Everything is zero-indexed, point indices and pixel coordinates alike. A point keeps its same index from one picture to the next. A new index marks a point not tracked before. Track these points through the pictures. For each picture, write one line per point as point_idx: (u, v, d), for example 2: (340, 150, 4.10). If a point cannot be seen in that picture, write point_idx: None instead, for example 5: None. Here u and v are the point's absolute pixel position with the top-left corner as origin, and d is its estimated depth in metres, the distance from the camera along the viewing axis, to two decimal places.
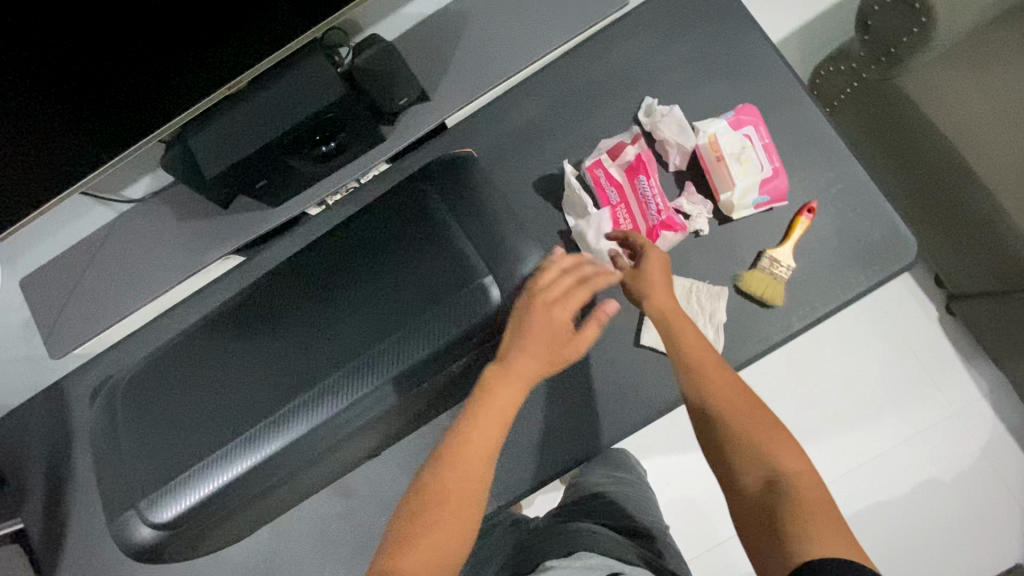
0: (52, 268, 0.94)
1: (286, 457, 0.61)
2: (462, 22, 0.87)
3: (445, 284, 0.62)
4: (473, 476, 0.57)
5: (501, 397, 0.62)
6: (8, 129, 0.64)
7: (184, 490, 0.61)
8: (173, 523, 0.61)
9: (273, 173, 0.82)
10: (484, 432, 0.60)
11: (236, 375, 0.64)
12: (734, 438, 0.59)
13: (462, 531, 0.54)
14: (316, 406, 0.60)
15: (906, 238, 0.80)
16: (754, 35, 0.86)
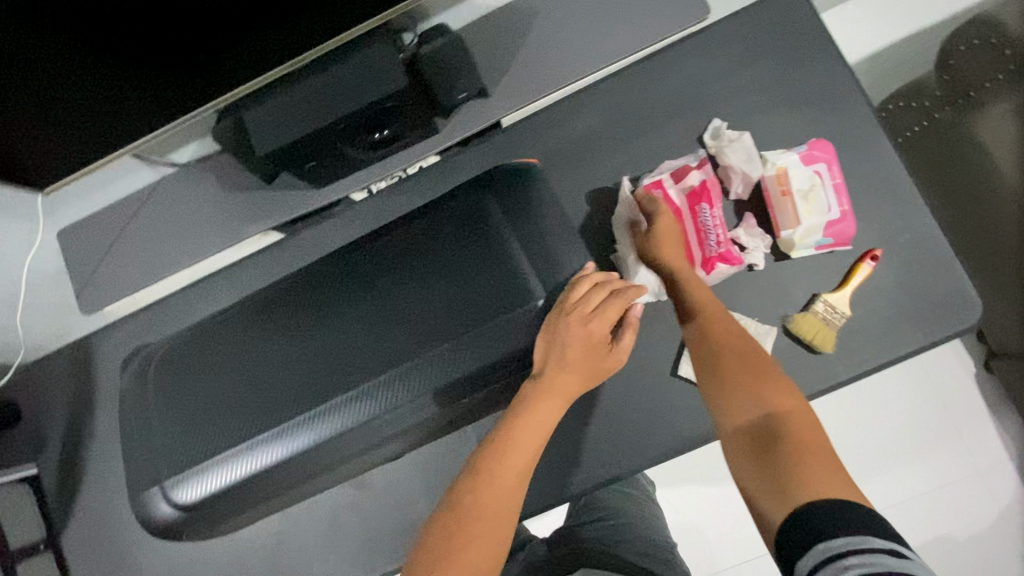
0: (92, 223, 0.94)
1: (315, 452, 0.61)
2: (530, 20, 0.83)
3: (497, 301, 0.61)
4: (506, 491, 0.55)
5: (539, 415, 0.58)
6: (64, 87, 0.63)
7: (211, 473, 0.61)
8: (196, 504, 0.62)
9: (322, 155, 0.80)
10: (521, 447, 0.57)
11: (274, 366, 0.63)
12: (732, 390, 0.59)
13: (495, 549, 0.52)
14: (353, 408, 0.60)
15: (971, 299, 0.76)
16: (837, 66, 0.81)
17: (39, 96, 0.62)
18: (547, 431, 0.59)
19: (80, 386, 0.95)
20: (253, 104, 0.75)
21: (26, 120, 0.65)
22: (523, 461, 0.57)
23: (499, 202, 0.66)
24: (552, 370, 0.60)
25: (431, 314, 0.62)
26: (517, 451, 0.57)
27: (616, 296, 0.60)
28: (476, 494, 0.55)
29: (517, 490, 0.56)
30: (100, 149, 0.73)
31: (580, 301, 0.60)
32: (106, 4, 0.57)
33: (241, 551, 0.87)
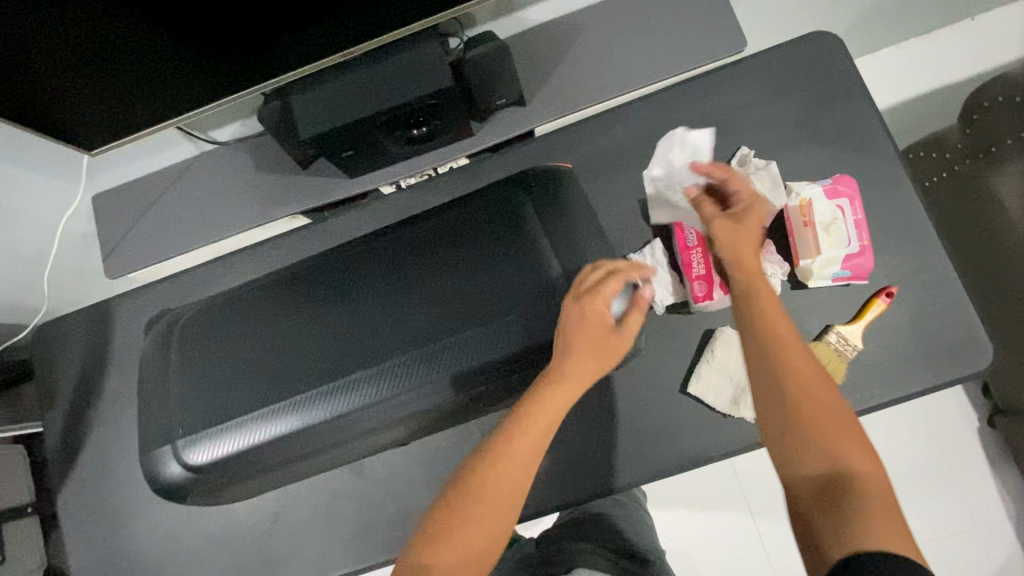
0: (128, 191, 0.96)
1: (330, 426, 0.63)
2: (573, 37, 0.87)
3: (524, 293, 0.64)
4: (510, 479, 0.55)
5: (551, 403, 0.58)
6: (130, 60, 0.65)
7: (225, 437, 0.62)
8: (206, 467, 0.63)
9: (362, 146, 0.82)
10: (528, 435, 0.57)
11: (299, 337, 0.65)
12: (803, 434, 0.54)
13: (492, 533, 0.53)
14: (375, 385, 0.62)
15: (983, 345, 0.77)
16: (866, 108, 0.84)
17: (106, 67, 0.65)
18: (559, 416, 0.58)
19: (94, 347, 0.96)
20: (302, 89, 0.77)
21: (89, 86, 0.67)
22: (533, 448, 0.56)
23: (533, 202, 0.68)
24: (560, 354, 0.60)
25: (457, 304, 0.64)
26: (527, 438, 0.56)
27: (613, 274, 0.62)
28: (481, 476, 0.55)
29: (525, 476, 0.55)
30: (154, 119, 0.76)
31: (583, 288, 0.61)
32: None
33: (236, 526, 0.87)
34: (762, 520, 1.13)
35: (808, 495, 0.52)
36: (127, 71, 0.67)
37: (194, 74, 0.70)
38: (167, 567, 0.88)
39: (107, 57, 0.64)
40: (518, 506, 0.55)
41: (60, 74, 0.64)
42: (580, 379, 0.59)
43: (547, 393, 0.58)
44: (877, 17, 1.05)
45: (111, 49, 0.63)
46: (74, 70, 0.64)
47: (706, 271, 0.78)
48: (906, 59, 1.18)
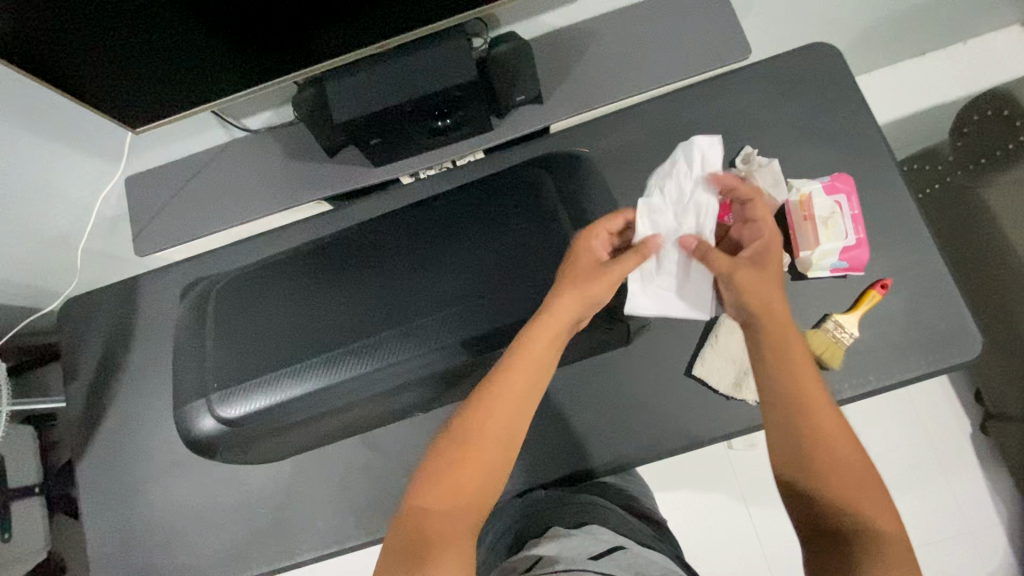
0: (160, 173, 1.00)
1: (357, 382, 0.67)
2: (589, 41, 0.93)
3: (540, 263, 0.70)
4: (496, 431, 0.61)
5: (532, 357, 0.62)
6: (184, 48, 0.70)
7: (255, 393, 0.66)
8: (240, 420, 0.67)
9: (389, 134, 0.87)
10: (511, 387, 0.62)
11: (330, 301, 0.70)
12: (819, 473, 0.58)
13: (478, 479, 0.60)
14: (400, 344, 0.68)
15: (973, 335, 0.81)
16: (862, 115, 0.90)
17: (154, 48, 0.69)
18: (543, 367, 0.63)
19: (119, 322, 0.99)
20: (337, 77, 0.83)
21: (141, 68, 0.72)
22: (518, 399, 0.62)
23: (554, 180, 0.75)
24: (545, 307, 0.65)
25: (484, 270, 0.70)
26: (509, 392, 0.62)
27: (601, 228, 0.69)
28: (470, 428, 0.61)
29: (512, 425, 0.61)
30: (196, 101, 0.81)
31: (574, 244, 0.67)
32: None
33: (250, 496, 0.90)
34: (754, 504, 1.20)
35: (818, 527, 0.58)
36: (179, 56, 0.71)
37: (240, 63, 0.75)
38: (180, 536, 0.90)
39: (155, 38, 0.67)
40: (502, 452, 0.61)
41: (110, 52, 0.67)
42: (558, 326, 0.64)
43: (526, 351, 0.62)
44: (874, 35, 1.11)
45: (169, 37, 0.68)
46: (122, 49, 0.68)
47: None
48: (901, 77, 1.25)
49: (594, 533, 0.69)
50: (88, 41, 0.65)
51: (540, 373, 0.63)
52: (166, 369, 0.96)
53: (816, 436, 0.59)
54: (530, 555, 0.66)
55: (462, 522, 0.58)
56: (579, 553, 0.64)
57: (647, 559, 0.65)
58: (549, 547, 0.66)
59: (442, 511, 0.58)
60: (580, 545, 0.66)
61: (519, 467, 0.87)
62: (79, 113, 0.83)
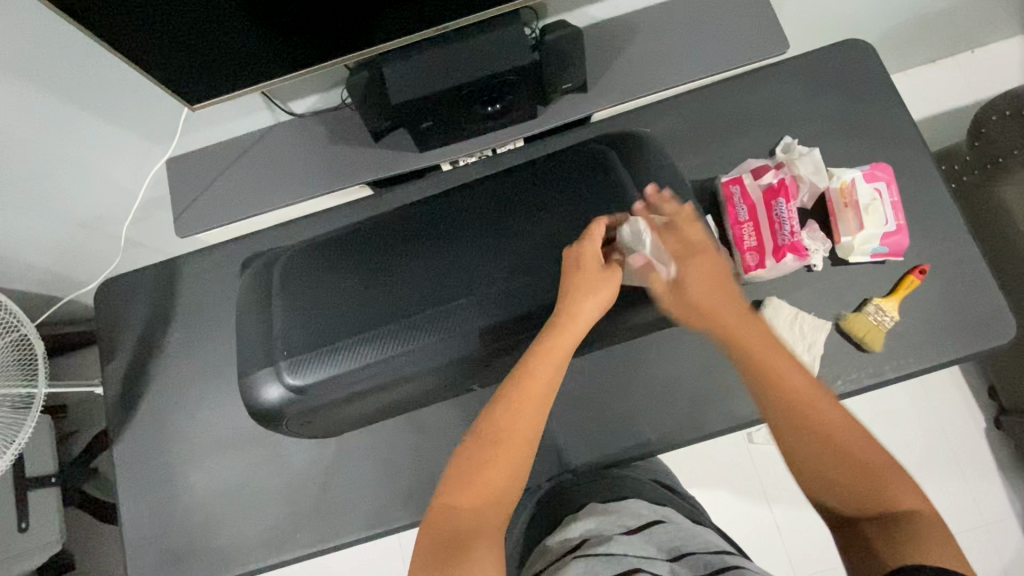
0: (200, 155, 0.99)
1: (419, 353, 0.70)
2: (633, 31, 0.94)
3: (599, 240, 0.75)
4: (523, 422, 0.61)
5: (558, 350, 0.65)
6: (250, 25, 0.71)
7: (325, 363, 0.69)
8: (307, 387, 0.70)
9: (440, 117, 0.89)
10: (544, 376, 0.63)
11: (394, 271, 0.73)
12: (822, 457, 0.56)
13: (512, 472, 0.59)
14: (462, 316, 0.71)
15: (1007, 319, 0.84)
16: (896, 109, 0.93)
17: (220, 14, 0.68)
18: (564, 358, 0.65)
19: (158, 305, 0.99)
20: (392, 60, 0.83)
21: (203, 38, 0.71)
22: (540, 393, 0.62)
23: (618, 156, 0.80)
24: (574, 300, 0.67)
25: (518, 250, 0.74)
26: (536, 385, 0.62)
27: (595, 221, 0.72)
28: (499, 423, 0.61)
29: (538, 417, 0.62)
30: (251, 78, 0.80)
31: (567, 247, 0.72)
32: None
33: (291, 480, 0.89)
34: (777, 503, 1.20)
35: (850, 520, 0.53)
36: (243, 34, 0.72)
37: (300, 44, 0.76)
38: (218, 519, 0.89)
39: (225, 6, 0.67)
40: (531, 443, 0.61)
41: (174, 16, 0.66)
42: (583, 323, 0.66)
43: (554, 346, 0.65)
44: (897, 38, 1.14)
45: (236, 13, 0.68)
46: (188, 14, 0.66)
47: (757, 243, 0.84)
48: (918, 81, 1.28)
49: (632, 508, 0.69)
50: (156, 5, 0.64)
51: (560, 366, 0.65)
52: (206, 352, 0.95)
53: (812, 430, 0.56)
54: (569, 529, 0.66)
55: (494, 521, 0.57)
56: (618, 526, 0.64)
57: (689, 534, 0.62)
58: (585, 522, 0.66)
59: (475, 510, 0.57)
60: (618, 519, 0.66)
61: (565, 450, 0.88)
62: (130, 94, 0.83)
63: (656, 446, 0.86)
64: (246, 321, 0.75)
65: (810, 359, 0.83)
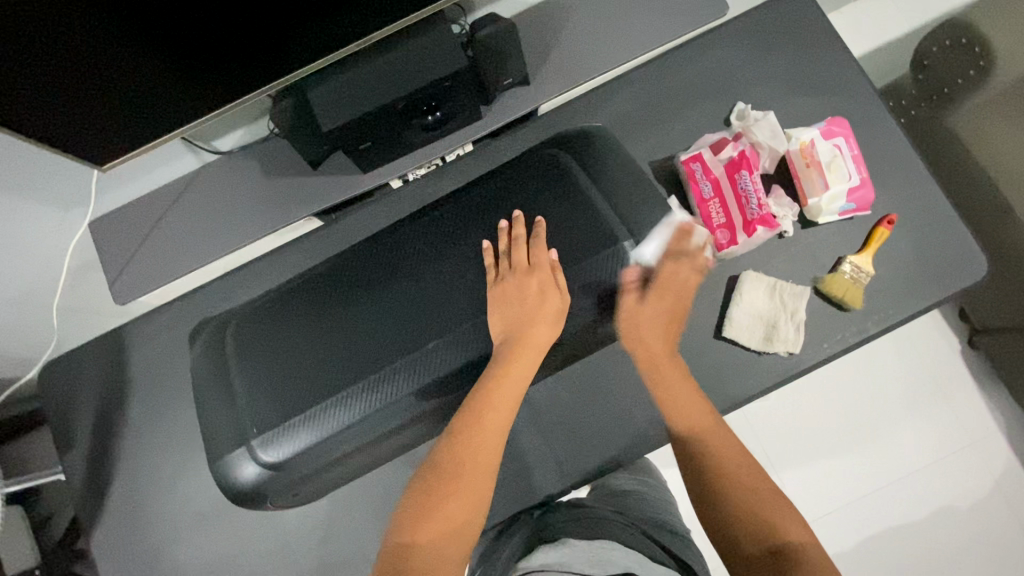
0: (125, 214, 0.91)
1: (400, 404, 0.66)
2: (567, 12, 0.89)
3: (573, 249, 0.70)
4: (483, 452, 0.61)
5: (512, 377, 0.64)
6: (146, 74, 0.64)
7: (299, 434, 0.65)
8: (284, 461, 0.66)
9: (379, 136, 0.83)
10: (497, 407, 0.63)
11: (356, 320, 0.68)
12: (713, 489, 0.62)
13: (473, 504, 0.58)
14: (439, 356, 0.66)
15: (977, 255, 0.84)
16: (843, 58, 0.91)
17: (114, 63, 0.60)
18: (522, 388, 0.65)
19: (110, 382, 0.91)
20: (317, 82, 0.77)
21: (92, 98, 0.63)
22: (497, 424, 0.62)
23: (575, 156, 0.76)
24: (517, 330, 0.66)
25: (484, 275, 0.70)
26: (492, 417, 0.62)
27: (536, 244, 0.70)
28: (455, 454, 0.60)
29: (496, 450, 0.62)
30: (162, 128, 0.72)
31: (486, 272, 0.70)
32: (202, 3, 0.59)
33: (286, 544, 0.84)
34: (779, 465, 1.22)
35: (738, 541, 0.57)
36: (139, 85, 0.64)
37: (210, 84, 0.69)
38: None
39: (110, 58, 0.59)
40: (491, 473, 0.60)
41: (62, 74, 0.58)
42: (531, 351, 0.65)
43: (505, 374, 0.64)
44: None
45: (125, 65, 0.61)
46: (75, 69, 0.58)
47: (725, 219, 0.81)
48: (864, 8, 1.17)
49: (606, 546, 0.61)
50: (37, 67, 0.56)
51: (516, 398, 0.64)
52: (171, 424, 0.89)
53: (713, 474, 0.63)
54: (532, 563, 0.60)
55: (452, 554, 0.54)
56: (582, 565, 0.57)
57: None
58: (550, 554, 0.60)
59: (430, 543, 0.54)
60: (587, 562, 0.57)
61: (566, 460, 0.85)
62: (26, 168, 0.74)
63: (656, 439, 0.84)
64: (208, 395, 0.71)
65: (794, 327, 0.82)
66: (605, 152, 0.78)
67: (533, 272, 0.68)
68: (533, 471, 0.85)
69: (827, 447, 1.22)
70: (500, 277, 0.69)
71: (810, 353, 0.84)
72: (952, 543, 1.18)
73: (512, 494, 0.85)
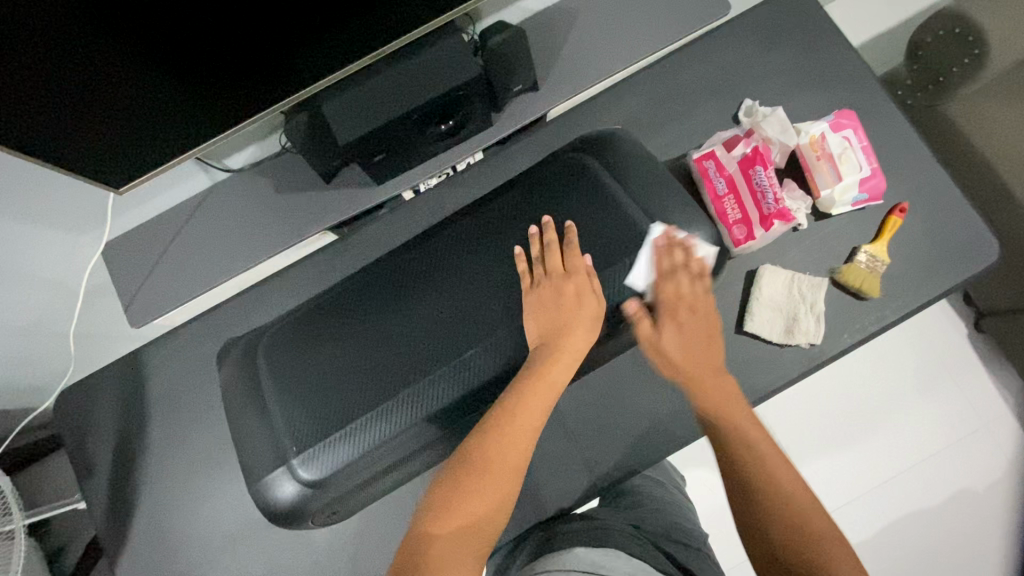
0: (138, 238, 0.90)
1: (437, 416, 0.66)
2: (573, 16, 0.89)
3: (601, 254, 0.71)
4: (514, 450, 0.61)
5: (547, 380, 0.64)
6: (163, 93, 0.63)
7: (338, 450, 0.64)
8: (323, 479, 0.65)
9: (394, 147, 0.83)
10: (531, 407, 0.63)
11: (389, 332, 0.68)
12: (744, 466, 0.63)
13: (498, 501, 0.58)
14: (474, 366, 0.66)
15: (986, 239, 0.86)
16: (845, 50, 0.92)
17: (130, 82, 0.60)
18: (558, 390, 0.65)
19: (129, 407, 0.90)
20: (332, 96, 0.77)
21: (109, 120, 0.63)
22: (529, 424, 0.62)
23: (595, 159, 0.77)
24: (552, 334, 0.66)
25: (517, 280, 0.70)
26: (524, 416, 0.62)
27: (569, 247, 0.70)
28: (483, 453, 0.60)
29: (525, 448, 0.62)
30: (177, 148, 0.72)
31: (519, 277, 0.70)
32: (219, 21, 0.59)
33: (315, 563, 0.83)
34: (799, 457, 1.23)
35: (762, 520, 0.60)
36: (157, 104, 0.64)
37: (227, 101, 0.69)
38: None
39: (128, 77, 0.59)
40: (519, 471, 0.60)
41: (74, 92, 0.57)
42: (566, 356, 0.65)
43: (541, 378, 0.64)
44: None
45: (142, 84, 0.61)
46: (87, 86, 0.57)
47: (742, 214, 0.82)
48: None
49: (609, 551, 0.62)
50: (48, 85, 0.55)
51: (549, 400, 0.64)
52: (193, 447, 0.88)
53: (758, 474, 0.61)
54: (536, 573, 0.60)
55: (471, 550, 0.55)
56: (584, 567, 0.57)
57: None
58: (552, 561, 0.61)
59: (451, 537, 0.55)
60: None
61: (594, 462, 0.85)
62: (39, 194, 0.73)
63: (682, 438, 0.85)
64: (240, 415, 0.70)
65: (814, 319, 0.83)
66: (624, 154, 0.78)
67: (568, 276, 0.68)
68: (562, 476, 0.85)
69: (844, 436, 1.23)
70: (534, 282, 0.69)
71: (830, 344, 0.84)
72: (970, 526, 1.19)
73: (542, 499, 0.85)
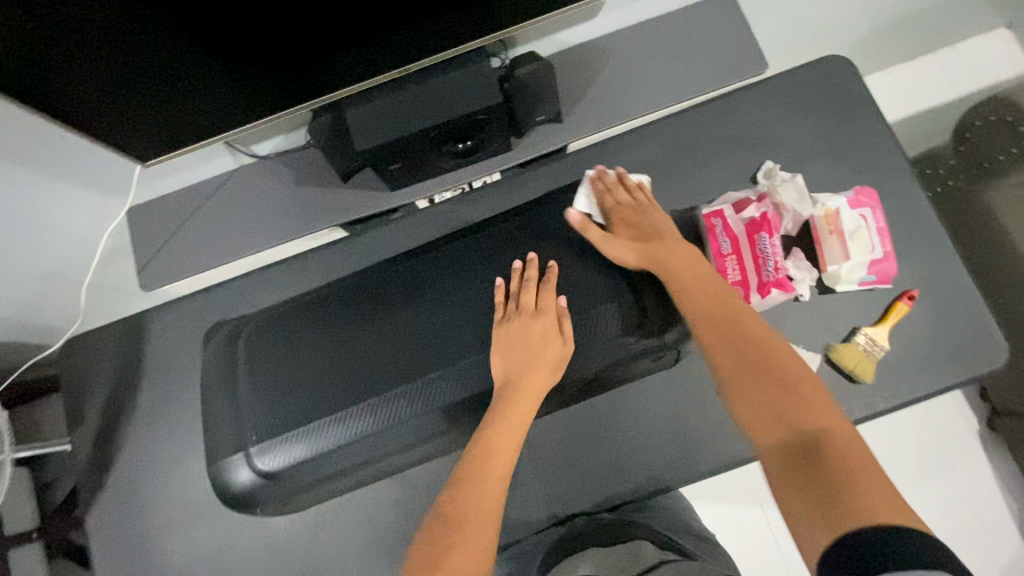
0: (160, 207, 0.95)
1: (392, 431, 0.68)
2: (606, 55, 0.90)
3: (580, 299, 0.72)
4: (484, 501, 0.60)
5: (512, 422, 0.65)
6: (197, 83, 0.67)
7: (293, 448, 0.67)
8: (277, 471, 0.68)
9: (410, 159, 0.85)
10: (499, 454, 0.64)
11: (365, 339, 0.71)
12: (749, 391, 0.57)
13: (485, 549, 0.56)
14: (436, 389, 0.69)
15: (997, 341, 0.82)
16: (878, 127, 0.90)
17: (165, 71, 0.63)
18: (522, 433, 0.66)
19: (127, 364, 0.95)
20: (354, 103, 0.79)
21: (141, 102, 0.67)
22: (499, 471, 0.63)
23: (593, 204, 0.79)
24: (517, 375, 0.67)
25: (492, 311, 0.72)
26: (496, 465, 0.63)
27: (546, 287, 0.72)
28: (459, 504, 0.60)
29: (499, 497, 0.62)
30: (204, 132, 0.75)
31: (494, 310, 0.72)
32: (254, 27, 0.62)
33: (270, 546, 0.86)
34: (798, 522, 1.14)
35: (780, 460, 0.51)
36: (189, 92, 0.68)
37: (258, 97, 0.72)
38: None
39: (163, 66, 0.63)
40: (497, 520, 0.60)
41: (102, 70, 0.60)
42: (528, 400, 0.66)
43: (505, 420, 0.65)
44: (868, 45, 1.08)
45: (175, 73, 0.64)
46: (122, 69, 0.61)
47: (741, 277, 0.81)
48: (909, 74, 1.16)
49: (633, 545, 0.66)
50: (82, 63, 0.58)
51: (515, 442, 0.65)
52: (178, 412, 0.92)
53: (812, 446, 0.50)
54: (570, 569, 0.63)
55: None
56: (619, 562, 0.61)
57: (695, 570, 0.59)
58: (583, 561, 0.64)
59: None
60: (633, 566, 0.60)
61: (555, 497, 0.86)
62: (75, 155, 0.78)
63: (647, 489, 0.84)
64: (215, 397, 0.73)
65: None
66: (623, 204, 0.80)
67: (539, 317, 0.69)
68: (520, 506, 0.85)
69: None
70: (505, 318, 0.70)
71: None
72: None
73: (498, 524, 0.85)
